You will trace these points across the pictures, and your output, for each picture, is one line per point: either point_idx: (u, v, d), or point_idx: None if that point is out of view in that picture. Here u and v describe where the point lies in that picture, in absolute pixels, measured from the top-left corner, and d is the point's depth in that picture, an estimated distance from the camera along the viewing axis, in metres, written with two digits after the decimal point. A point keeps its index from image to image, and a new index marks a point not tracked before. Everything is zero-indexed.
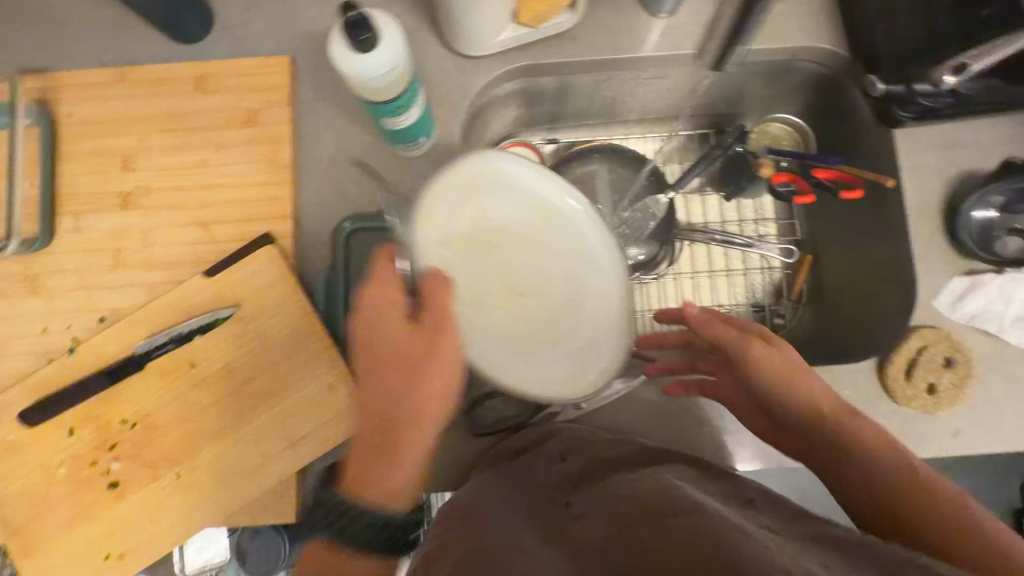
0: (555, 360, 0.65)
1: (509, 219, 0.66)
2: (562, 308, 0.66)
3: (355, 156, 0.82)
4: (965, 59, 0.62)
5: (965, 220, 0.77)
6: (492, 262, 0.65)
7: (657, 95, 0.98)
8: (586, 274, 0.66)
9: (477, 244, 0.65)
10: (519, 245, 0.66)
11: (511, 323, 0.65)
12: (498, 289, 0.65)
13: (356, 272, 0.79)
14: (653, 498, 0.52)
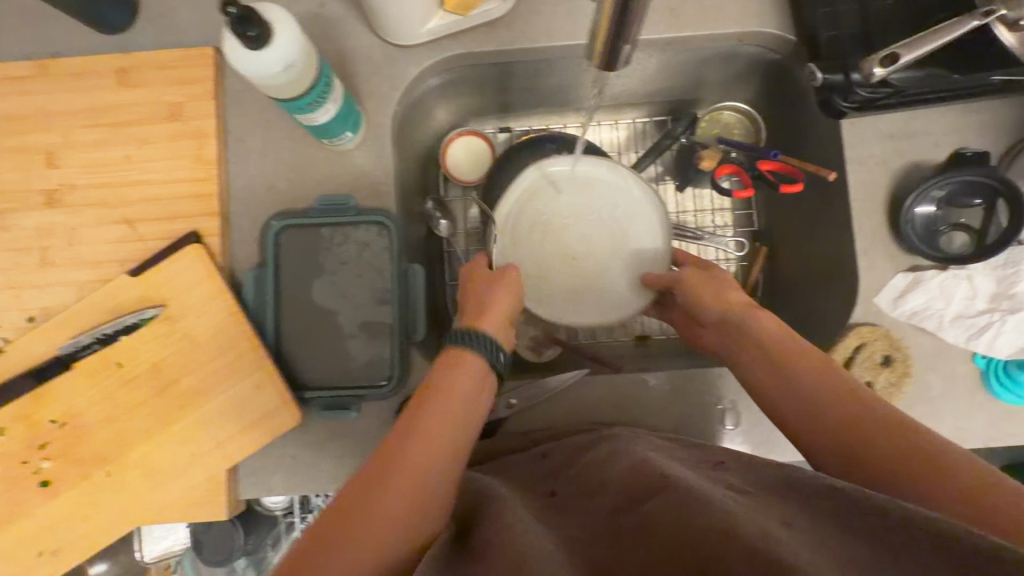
0: (610, 303, 0.83)
1: (579, 200, 0.85)
2: (606, 266, 0.84)
3: (284, 151, 0.80)
4: (896, 50, 0.62)
5: (907, 214, 0.74)
6: (552, 235, 0.84)
7: (607, 82, 0.95)
8: (634, 234, 0.83)
9: (544, 223, 0.84)
10: (579, 224, 0.85)
11: (575, 280, 0.84)
12: (560, 256, 0.84)
13: (286, 269, 0.77)
14: (626, 478, 0.56)
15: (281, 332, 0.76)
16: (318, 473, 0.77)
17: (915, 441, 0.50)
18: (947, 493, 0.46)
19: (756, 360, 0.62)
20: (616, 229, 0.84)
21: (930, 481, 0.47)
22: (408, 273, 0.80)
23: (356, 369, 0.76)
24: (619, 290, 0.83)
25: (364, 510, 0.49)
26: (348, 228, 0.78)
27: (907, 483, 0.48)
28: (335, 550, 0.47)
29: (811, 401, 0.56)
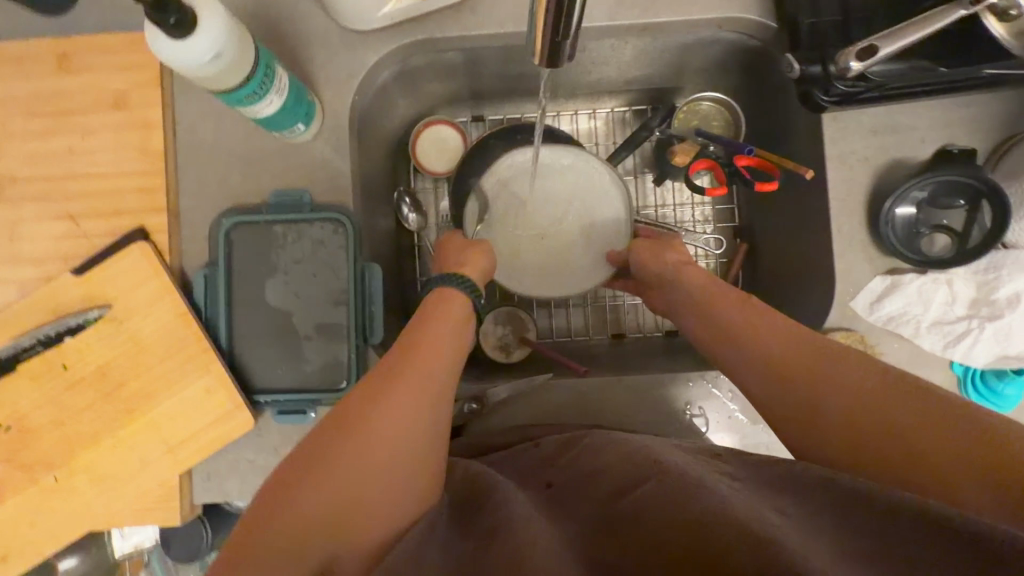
0: (579, 274, 0.83)
1: (552, 181, 0.83)
2: (574, 246, 0.83)
3: (235, 142, 0.76)
4: (875, 41, 0.59)
5: (887, 215, 0.71)
6: (515, 215, 0.83)
7: (584, 69, 0.89)
8: (597, 205, 0.83)
9: (505, 203, 0.83)
10: (543, 202, 0.83)
11: (541, 258, 0.83)
12: (525, 234, 0.83)
13: (238, 269, 0.74)
14: (623, 468, 0.55)
15: (234, 333, 0.74)
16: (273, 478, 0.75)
17: (925, 412, 0.48)
18: (962, 468, 0.44)
19: (750, 355, 0.60)
20: (586, 209, 0.83)
21: (943, 459, 0.45)
22: (365, 273, 0.76)
23: (311, 373, 0.74)
24: (583, 269, 0.83)
25: (350, 448, 0.49)
26: (302, 226, 0.74)
27: (916, 462, 0.46)
28: (318, 482, 0.47)
29: (813, 389, 0.54)
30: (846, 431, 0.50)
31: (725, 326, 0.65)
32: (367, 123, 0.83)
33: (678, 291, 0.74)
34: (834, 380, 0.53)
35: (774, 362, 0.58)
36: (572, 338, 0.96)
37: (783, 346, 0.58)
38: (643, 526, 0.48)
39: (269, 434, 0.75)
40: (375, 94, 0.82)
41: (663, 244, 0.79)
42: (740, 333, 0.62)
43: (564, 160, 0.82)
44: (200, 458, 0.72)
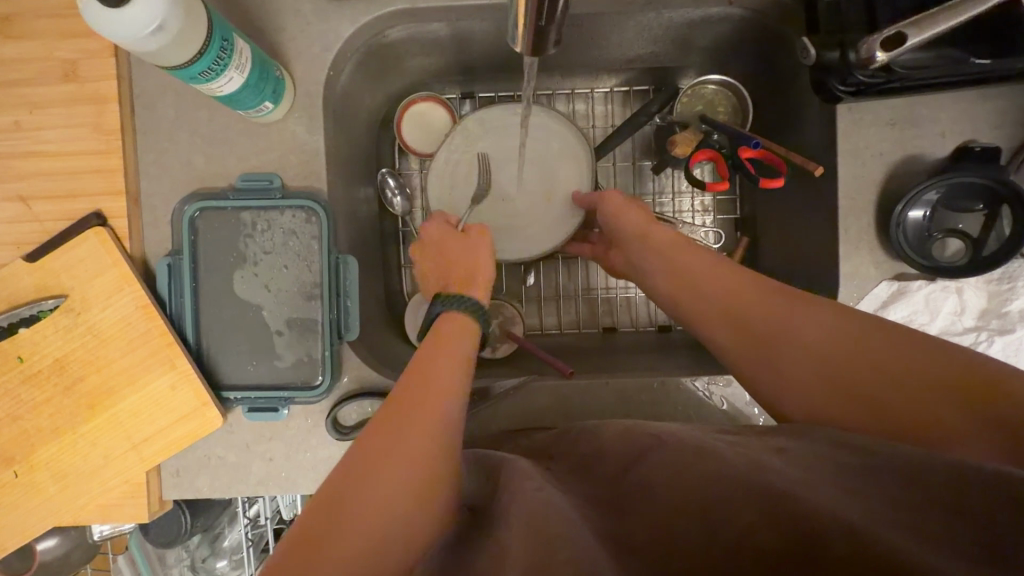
0: (540, 229, 0.79)
1: (534, 139, 0.79)
2: (532, 206, 0.79)
3: (199, 121, 0.70)
4: (904, 29, 0.53)
5: (901, 219, 0.66)
6: (477, 173, 0.79)
7: (581, 45, 0.82)
8: (561, 158, 0.79)
9: (468, 162, 0.79)
10: (505, 161, 0.79)
11: (501, 215, 0.80)
12: (484, 192, 0.79)
13: (204, 259, 0.70)
14: (620, 449, 0.53)
15: (201, 327, 0.70)
16: (244, 474, 0.72)
17: (919, 359, 0.46)
18: (971, 415, 0.42)
19: (738, 329, 0.58)
20: (557, 171, 0.79)
21: (946, 407, 0.44)
22: (340, 265, 0.72)
23: (284, 369, 0.70)
24: (536, 231, 0.79)
25: (375, 476, 0.45)
26: (272, 213, 0.69)
27: (921, 414, 0.45)
28: (350, 525, 0.43)
29: (804, 360, 0.52)
30: (845, 394, 0.49)
31: (706, 299, 0.61)
32: (347, 100, 0.77)
33: (653, 250, 0.69)
34: (825, 350, 0.51)
35: (759, 333, 0.56)
36: (561, 332, 0.92)
37: (771, 316, 0.55)
38: (651, 502, 0.44)
39: (239, 430, 0.72)
40: (353, 69, 0.75)
41: (631, 201, 0.74)
42: (722, 305, 0.60)
43: (548, 123, 0.78)
44: (164, 456, 0.68)
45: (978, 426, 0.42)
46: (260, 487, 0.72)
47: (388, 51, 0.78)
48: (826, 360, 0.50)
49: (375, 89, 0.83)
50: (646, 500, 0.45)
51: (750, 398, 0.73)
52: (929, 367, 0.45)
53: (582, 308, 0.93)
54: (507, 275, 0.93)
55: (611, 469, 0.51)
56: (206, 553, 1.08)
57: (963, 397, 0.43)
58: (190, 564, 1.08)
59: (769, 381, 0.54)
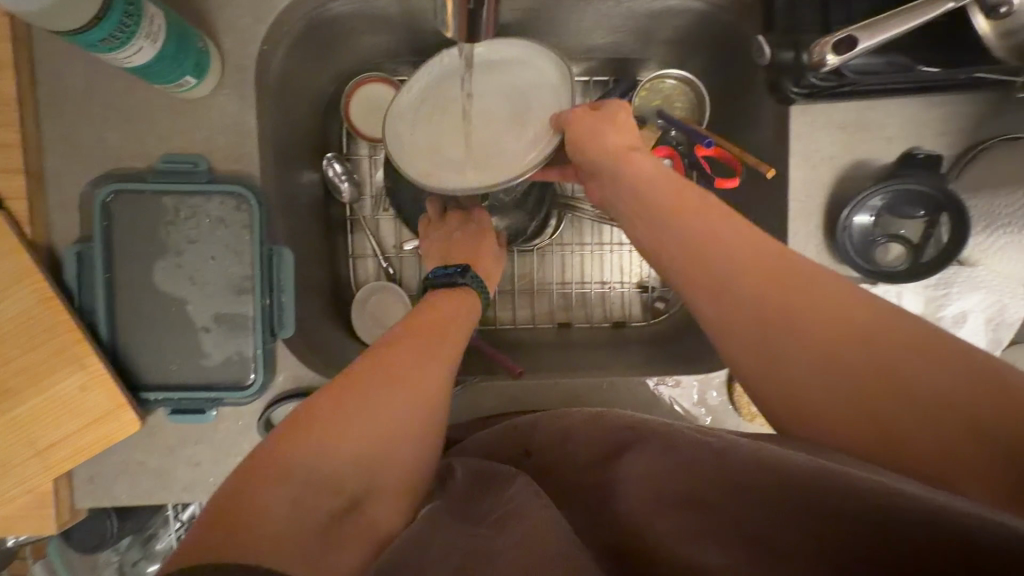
0: (509, 156, 0.65)
1: (485, 75, 0.70)
2: (504, 137, 0.67)
3: (113, 93, 0.63)
4: (856, 32, 0.52)
5: (845, 227, 0.67)
6: (438, 115, 0.69)
7: (541, 30, 0.78)
8: (535, 92, 0.68)
9: (431, 108, 0.69)
10: (471, 103, 0.69)
11: (465, 149, 0.67)
12: (446, 129, 0.68)
13: (121, 247, 0.63)
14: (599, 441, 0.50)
15: (117, 322, 0.64)
16: (172, 477, 0.68)
17: (923, 370, 0.40)
18: (967, 434, 0.38)
19: (730, 315, 0.49)
20: (526, 96, 0.68)
21: (940, 423, 0.39)
22: (274, 257, 0.67)
23: (210, 369, 0.65)
24: (517, 152, 0.65)
25: (306, 463, 0.43)
26: (197, 200, 0.64)
27: (914, 428, 0.39)
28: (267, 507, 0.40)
29: (798, 346, 0.45)
30: (836, 389, 0.43)
31: (696, 270, 0.52)
32: (287, 78, 0.71)
33: (630, 192, 0.60)
34: (824, 336, 0.44)
35: (751, 314, 0.48)
36: (515, 327, 0.90)
37: (769, 295, 0.47)
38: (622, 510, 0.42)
39: (164, 430, 0.67)
40: (293, 44, 0.70)
41: (605, 119, 0.64)
42: (710, 283, 0.51)
43: (502, 55, 0.70)
44: (73, 463, 0.62)
45: (968, 447, 0.38)
46: (189, 490, 0.68)
47: (332, 25, 0.72)
48: (822, 348, 0.44)
49: (319, 67, 0.77)
50: (626, 499, 0.45)
51: (697, 398, 0.73)
52: (933, 376, 0.39)
53: (535, 302, 0.91)
54: None
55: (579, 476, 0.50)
56: (137, 555, 1.00)
57: (959, 419, 0.38)
58: (119, 567, 1.00)
59: (757, 366, 0.47)
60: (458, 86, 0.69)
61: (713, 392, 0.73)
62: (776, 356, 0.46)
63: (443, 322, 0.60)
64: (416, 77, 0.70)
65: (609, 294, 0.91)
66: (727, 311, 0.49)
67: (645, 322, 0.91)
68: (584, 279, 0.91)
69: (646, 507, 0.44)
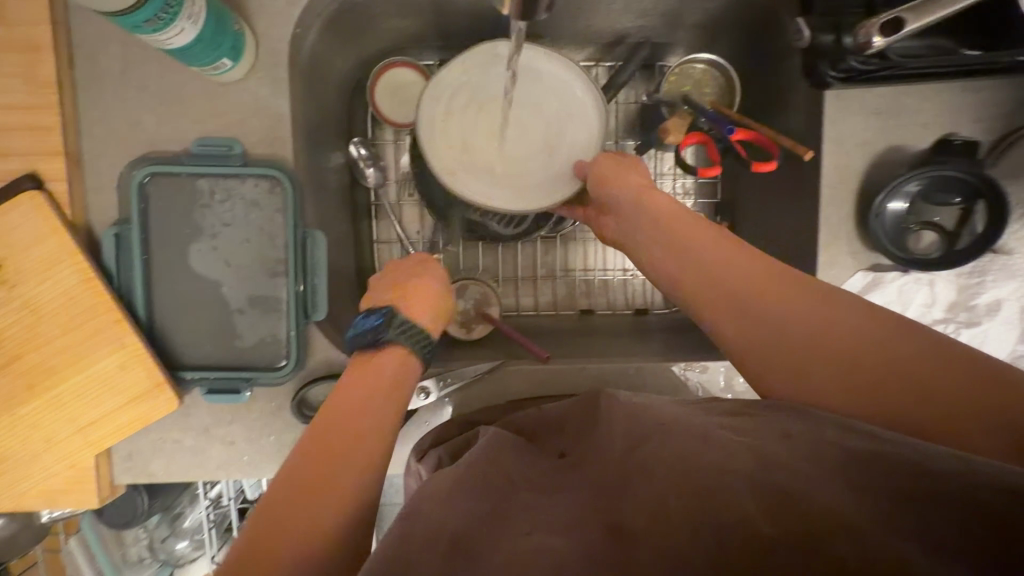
0: (537, 177, 0.70)
1: (525, 82, 0.71)
2: (533, 155, 0.71)
3: (149, 76, 0.64)
4: (902, 13, 0.51)
5: (879, 212, 0.66)
6: (473, 116, 0.70)
7: (569, 14, 0.77)
8: (570, 106, 0.71)
9: (466, 105, 0.70)
10: (507, 108, 0.70)
11: (496, 160, 0.70)
12: (480, 135, 0.70)
13: (157, 228, 0.64)
14: (627, 429, 0.50)
15: (154, 303, 0.65)
16: (207, 455, 0.69)
17: (939, 372, 0.43)
18: (988, 423, 0.41)
19: (750, 308, 0.52)
20: (560, 111, 0.71)
21: (962, 414, 0.42)
22: (307, 240, 0.67)
23: (245, 349, 0.66)
24: (547, 176, 0.71)
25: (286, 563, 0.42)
26: (231, 182, 0.64)
27: (937, 419, 0.43)
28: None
29: (824, 356, 0.48)
30: (856, 382, 0.46)
31: (720, 285, 0.55)
32: (316, 63, 0.71)
33: (649, 223, 0.62)
34: (841, 338, 0.47)
35: (776, 328, 0.51)
36: (537, 313, 0.90)
37: (795, 312, 0.50)
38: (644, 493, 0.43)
39: (199, 409, 0.69)
40: (322, 28, 0.69)
41: (628, 164, 0.67)
42: (732, 300, 0.54)
43: (542, 56, 0.70)
44: (113, 440, 0.64)
45: (990, 436, 0.41)
46: (223, 468, 0.69)
47: (362, 9, 0.72)
48: (845, 360, 0.47)
49: (346, 51, 0.77)
50: (649, 487, 0.43)
51: (724, 385, 0.74)
52: (950, 376, 0.43)
53: (558, 289, 0.91)
54: (483, 253, 0.90)
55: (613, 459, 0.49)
56: (166, 533, 1.01)
57: (979, 411, 0.41)
58: (148, 545, 1.02)
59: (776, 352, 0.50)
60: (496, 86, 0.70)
61: (739, 378, 0.74)
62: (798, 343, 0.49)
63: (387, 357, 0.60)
64: (451, 67, 0.69)
65: (631, 281, 0.91)
66: (745, 298, 0.53)
67: (668, 309, 0.91)
68: (607, 266, 0.91)
69: (672, 480, 0.42)
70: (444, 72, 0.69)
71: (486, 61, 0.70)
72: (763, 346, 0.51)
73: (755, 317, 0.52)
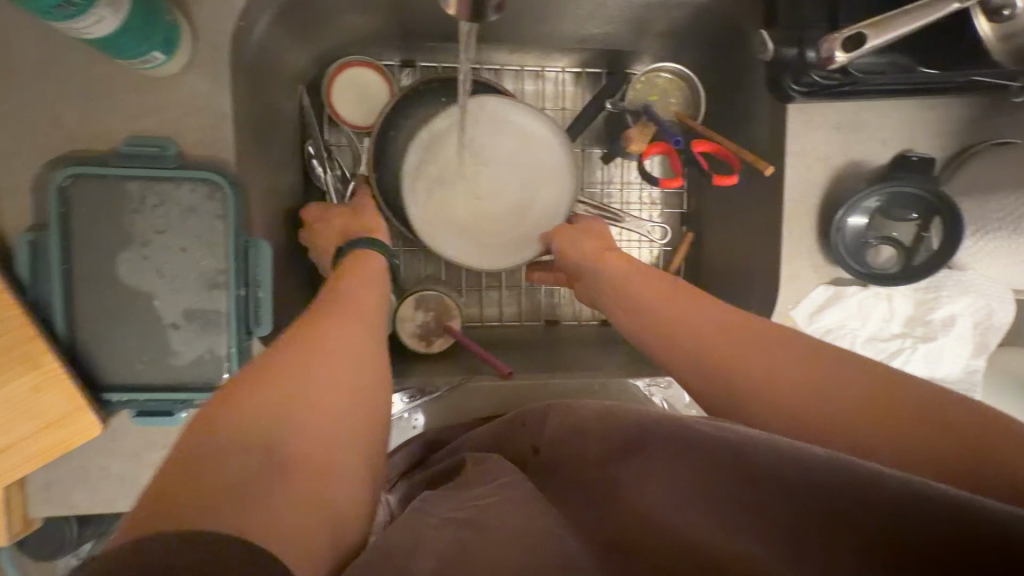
0: (511, 234, 0.75)
1: (488, 139, 0.73)
2: (504, 214, 0.75)
3: (72, 67, 0.58)
4: (863, 30, 0.51)
5: (840, 228, 0.66)
6: (446, 173, 0.72)
7: (535, 20, 0.75)
8: (538, 161, 0.74)
9: (440, 161, 0.72)
10: (478, 164, 0.74)
11: (470, 217, 0.74)
12: (453, 191, 0.73)
13: (79, 236, 0.58)
14: (607, 434, 0.45)
15: (76, 319, 0.59)
16: (136, 482, 0.63)
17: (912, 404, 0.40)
18: (955, 460, 0.37)
19: (708, 353, 0.51)
20: (530, 168, 0.75)
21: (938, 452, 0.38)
22: (251, 249, 0.63)
23: (179, 367, 0.61)
24: (521, 232, 0.75)
25: (217, 463, 0.36)
26: (165, 186, 0.59)
27: (903, 460, 0.39)
28: (225, 484, 0.35)
29: (799, 414, 0.43)
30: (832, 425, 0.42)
31: (680, 348, 0.53)
32: (263, 58, 0.66)
33: (610, 288, 0.64)
34: (812, 372, 0.45)
35: (736, 371, 0.48)
36: (502, 324, 0.87)
37: (753, 355, 0.48)
38: (632, 505, 0.40)
39: (127, 433, 0.63)
40: (271, 21, 0.65)
41: (586, 230, 0.71)
42: (692, 368, 0.52)
43: (506, 112, 0.72)
44: (27, 470, 0.58)
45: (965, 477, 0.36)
46: None
47: (314, 3, 0.67)
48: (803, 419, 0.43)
49: (299, 49, 0.72)
50: (635, 499, 0.41)
51: (688, 401, 0.72)
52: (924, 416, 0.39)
53: (524, 298, 0.88)
54: (446, 263, 0.87)
55: (592, 472, 0.45)
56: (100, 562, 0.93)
57: (944, 447, 0.38)
58: None
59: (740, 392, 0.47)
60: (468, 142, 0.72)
61: None
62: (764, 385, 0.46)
63: (359, 294, 0.58)
64: (428, 127, 0.70)
65: None
66: (703, 341, 0.52)
67: None
68: None
69: (673, 501, 0.39)
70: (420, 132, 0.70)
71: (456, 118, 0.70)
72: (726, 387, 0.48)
73: (716, 359, 0.50)
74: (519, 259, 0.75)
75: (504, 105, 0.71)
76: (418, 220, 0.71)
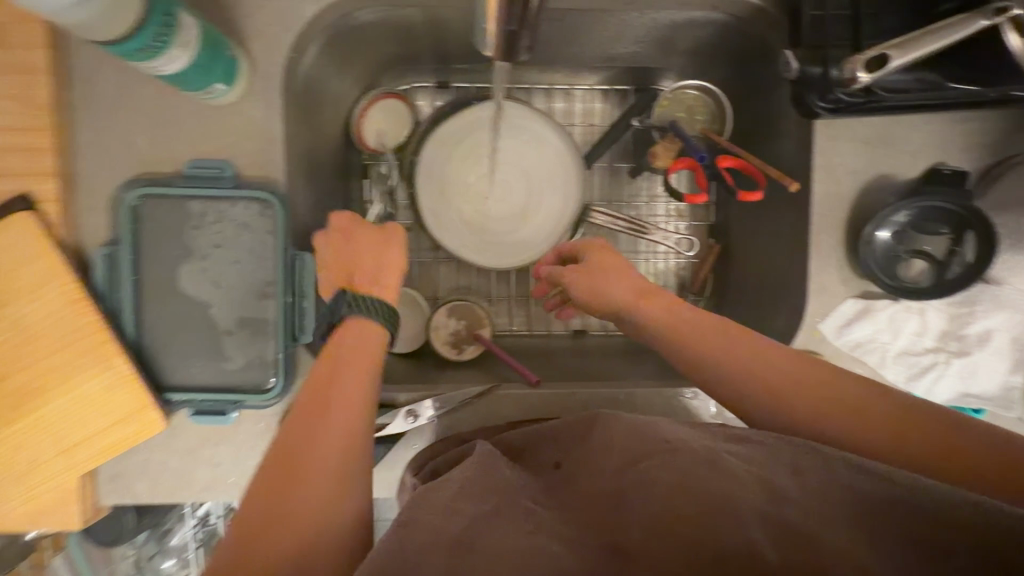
0: (511, 232, 0.81)
1: (515, 145, 0.80)
2: (510, 215, 0.81)
3: (145, 98, 0.64)
4: (887, 50, 0.52)
5: (870, 242, 0.66)
6: (462, 171, 0.80)
7: (563, 43, 0.78)
8: (547, 168, 0.81)
9: (459, 161, 0.80)
10: (491, 166, 0.81)
11: (475, 214, 0.81)
12: (464, 189, 0.81)
13: (147, 249, 0.64)
14: (624, 441, 0.49)
15: (143, 325, 0.65)
16: (192, 477, 0.69)
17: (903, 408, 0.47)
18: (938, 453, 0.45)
19: (710, 348, 0.54)
20: (540, 175, 0.81)
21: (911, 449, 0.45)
22: (296, 261, 0.67)
23: (231, 371, 0.66)
24: (523, 232, 0.81)
25: None
26: (221, 206, 0.64)
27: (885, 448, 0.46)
28: None
29: (786, 406, 0.50)
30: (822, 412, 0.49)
31: (700, 365, 0.54)
32: (311, 85, 0.72)
33: (630, 289, 0.61)
34: (798, 370, 0.51)
35: (736, 365, 0.52)
36: (531, 333, 0.90)
37: (751, 351, 0.53)
38: (648, 501, 0.44)
39: (183, 432, 0.68)
40: (319, 51, 0.70)
41: (615, 268, 0.63)
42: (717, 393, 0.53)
43: (525, 121, 0.80)
44: (100, 461, 0.64)
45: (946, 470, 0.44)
46: (207, 492, 0.69)
47: (357, 34, 0.72)
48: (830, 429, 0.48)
49: (342, 74, 0.77)
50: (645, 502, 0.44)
51: (714, 411, 0.73)
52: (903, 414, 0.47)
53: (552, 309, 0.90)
54: (477, 274, 0.90)
55: (608, 483, 0.47)
56: (153, 551, 0.99)
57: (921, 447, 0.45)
58: (135, 562, 0.99)
59: (738, 383, 0.52)
60: (483, 146, 0.80)
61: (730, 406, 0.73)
62: (763, 380, 0.51)
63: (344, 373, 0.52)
64: (445, 127, 0.78)
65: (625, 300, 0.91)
66: (708, 337, 0.55)
67: None
68: None
69: (693, 496, 0.43)
70: (440, 132, 0.79)
71: (476, 121, 0.79)
72: (726, 378, 0.53)
73: (719, 354, 0.53)
74: (518, 261, 0.80)
75: (521, 113, 0.79)
76: (431, 214, 0.79)
